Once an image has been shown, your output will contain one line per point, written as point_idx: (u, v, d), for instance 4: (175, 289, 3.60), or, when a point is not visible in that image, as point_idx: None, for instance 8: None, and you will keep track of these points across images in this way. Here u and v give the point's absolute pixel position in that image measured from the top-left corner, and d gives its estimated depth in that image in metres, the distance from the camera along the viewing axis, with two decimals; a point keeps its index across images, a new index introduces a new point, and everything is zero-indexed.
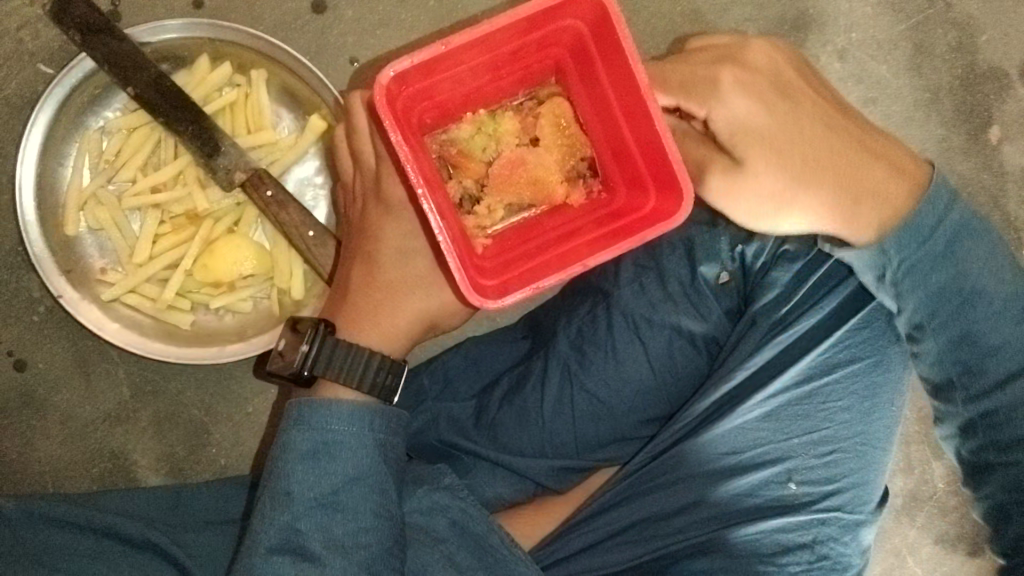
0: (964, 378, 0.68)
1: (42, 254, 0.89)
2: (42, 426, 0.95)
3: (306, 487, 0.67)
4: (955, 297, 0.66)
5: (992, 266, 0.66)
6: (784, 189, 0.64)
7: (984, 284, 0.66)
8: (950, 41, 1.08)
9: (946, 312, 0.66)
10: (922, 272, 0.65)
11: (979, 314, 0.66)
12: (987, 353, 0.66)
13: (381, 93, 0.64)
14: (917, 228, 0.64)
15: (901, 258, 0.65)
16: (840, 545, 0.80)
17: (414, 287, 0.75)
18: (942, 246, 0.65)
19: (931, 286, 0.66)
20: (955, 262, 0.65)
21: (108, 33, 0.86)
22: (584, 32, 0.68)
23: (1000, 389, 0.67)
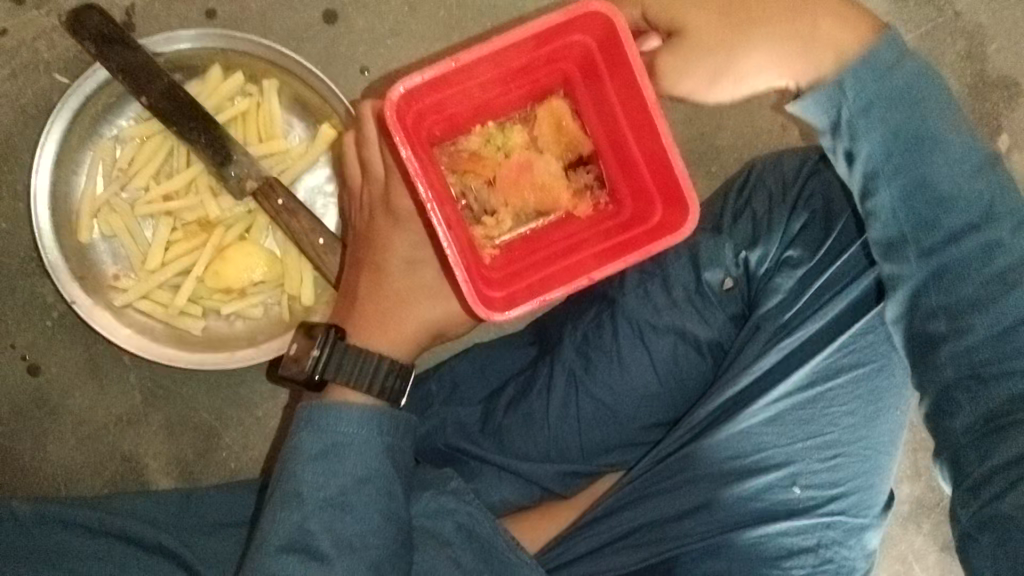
0: (919, 231, 0.62)
1: (56, 261, 0.90)
2: (55, 430, 0.96)
3: (316, 487, 0.69)
4: (910, 141, 0.61)
5: (945, 115, 0.62)
6: (730, 37, 0.64)
7: (936, 131, 0.61)
8: (958, 51, 1.09)
9: (903, 160, 0.62)
10: (880, 111, 0.61)
11: (934, 159, 0.61)
12: (943, 203, 0.61)
13: (392, 109, 0.65)
14: (873, 65, 0.61)
15: (857, 99, 0.61)
16: (845, 548, 0.81)
17: (422, 295, 0.77)
18: (897, 88, 0.61)
19: (887, 130, 0.61)
20: (910, 105, 0.61)
21: (122, 44, 0.88)
22: (592, 47, 0.70)
23: (953, 244, 0.61)
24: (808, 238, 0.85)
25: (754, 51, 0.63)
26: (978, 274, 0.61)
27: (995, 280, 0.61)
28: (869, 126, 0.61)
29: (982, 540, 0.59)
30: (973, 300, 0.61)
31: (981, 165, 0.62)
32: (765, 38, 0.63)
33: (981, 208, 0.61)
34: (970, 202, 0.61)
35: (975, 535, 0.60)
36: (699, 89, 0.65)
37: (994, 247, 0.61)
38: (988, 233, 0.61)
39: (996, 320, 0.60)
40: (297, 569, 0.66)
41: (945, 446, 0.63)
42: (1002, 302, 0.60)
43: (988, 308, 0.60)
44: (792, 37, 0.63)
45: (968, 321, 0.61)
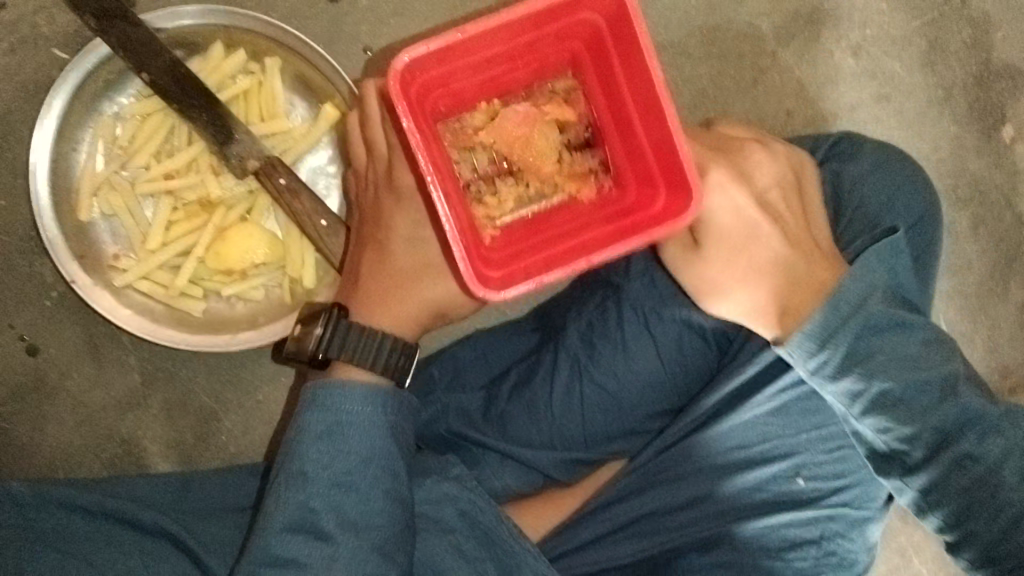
0: (903, 449, 0.64)
1: (55, 239, 0.89)
2: (53, 412, 0.95)
3: (320, 467, 0.68)
4: (870, 387, 0.64)
5: (910, 355, 0.64)
6: (724, 280, 0.70)
7: (896, 368, 0.63)
8: (964, 39, 1.08)
9: (870, 407, 0.64)
10: (844, 346, 0.64)
11: (904, 393, 0.63)
12: (916, 431, 0.63)
13: (396, 80, 0.64)
14: (826, 322, 0.64)
15: (814, 357, 0.65)
16: (847, 541, 0.80)
17: (423, 276, 0.75)
18: (852, 336, 0.64)
19: (846, 381, 0.64)
20: (868, 354, 0.64)
21: (121, 18, 0.86)
22: (601, 26, 0.68)
23: (934, 464, 0.63)
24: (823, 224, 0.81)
25: (738, 295, 0.71)
26: (960, 480, 0.63)
27: (977, 487, 0.63)
28: (837, 375, 0.64)
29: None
30: (966, 509, 0.63)
31: (944, 385, 0.63)
32: (753, 288, 0.70)
33: (951, 425, 0.63)
34: (942, 422, 0.63)
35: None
36: (694, 291, 0.73)
37: (969, 460, 0.62)
38: (961, 448, 0.62)
39: (999, 521, 0.63)
40: (302, 551, 0.65)
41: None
42: (995, 504, 0.63)
43: (983, 512, 0.63)
44: (779, 290, 0.69)
45: (971, 525, 0.64)
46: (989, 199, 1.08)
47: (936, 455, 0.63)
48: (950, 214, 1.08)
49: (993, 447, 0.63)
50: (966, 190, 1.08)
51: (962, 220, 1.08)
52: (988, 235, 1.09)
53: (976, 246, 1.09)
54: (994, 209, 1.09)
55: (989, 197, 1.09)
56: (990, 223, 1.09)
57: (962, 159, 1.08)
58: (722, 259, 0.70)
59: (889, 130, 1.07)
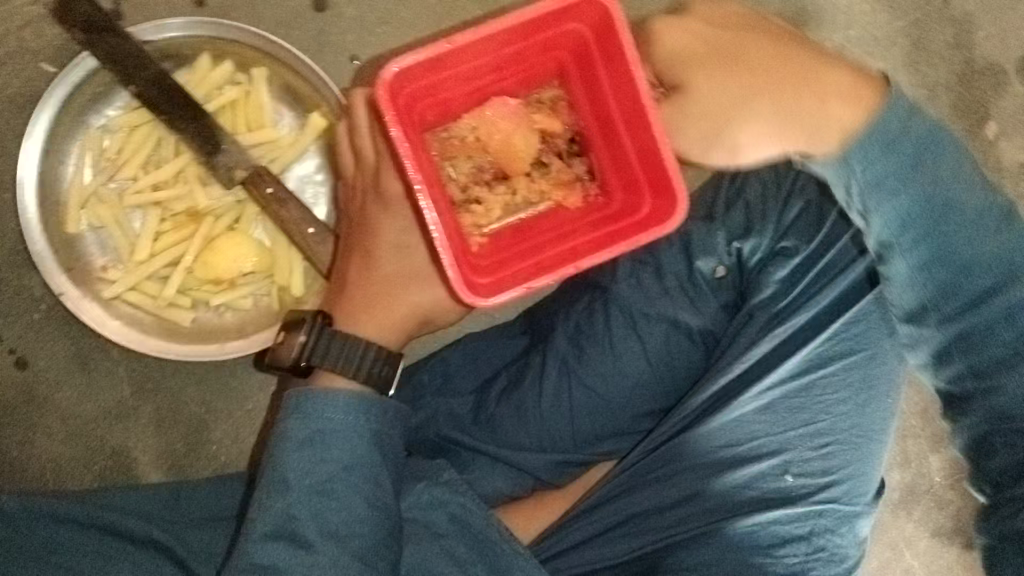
0: (941, 300, 0.62)
1: (44, 252, 0.90)
2: (43, 424, 0.95)
3: (301, 475, 0.68)
4: (928, 211, 0.59)
5: (956, 174, 0.60)
6: (730, 107, 0.61)
7: (947, 196, 0.59)
8: (947, 39, 1.09)
9: (918, 234, 0.60)
10: (893, 185, 0.58)
11: (952, 227, 0.60)
12: (966, 271, 0.61)
13: (384, 90, 0.65)
14: (885, 136, 0.58)
15: (868, 173, 0.58)
16: (836, 536, 0.81)
17: (409, 281, 0.76)
18: (912, 150, 0.58)
19: (904, 201, 0.59)
20: (925, 168, 0.59)
21: (110, 32, 0.87)
22: (587, 37, 0.69)
23: (975, 311, 0.62)
24: (801, 228, 0.85)
25: (756, 123, 0.60)
26: (1005, 331, 0.62)
27: (1017, 341, 0.63)
28: (891, 193, 0.58)
29: (1005, 550, 0.66)
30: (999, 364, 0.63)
31: (998, 223, 0.61)
32: (770, 106, 0.60)
33: (1004, 271, 0.62)
34: (991, 266, 0.61)
35: (997, 546, 0.67)
36: (695, 153, 0.64)
37: (1014, 313, 0.62)
38: (1008, 300, 0.62)
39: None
40: (282, 557, 0.66)
41: (984, 478, 0.68)
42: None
43: (1014, 368, 0.63)
44: (805, 109, 0.60)
45: (997, 382, 0.64)
46: None
47: (981, 304, 0.62)
48: None
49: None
50: None
51: None
52: None
53: None
54: None
55: None
56: None
57: None
58: (716, 85, 0.62)
59: None
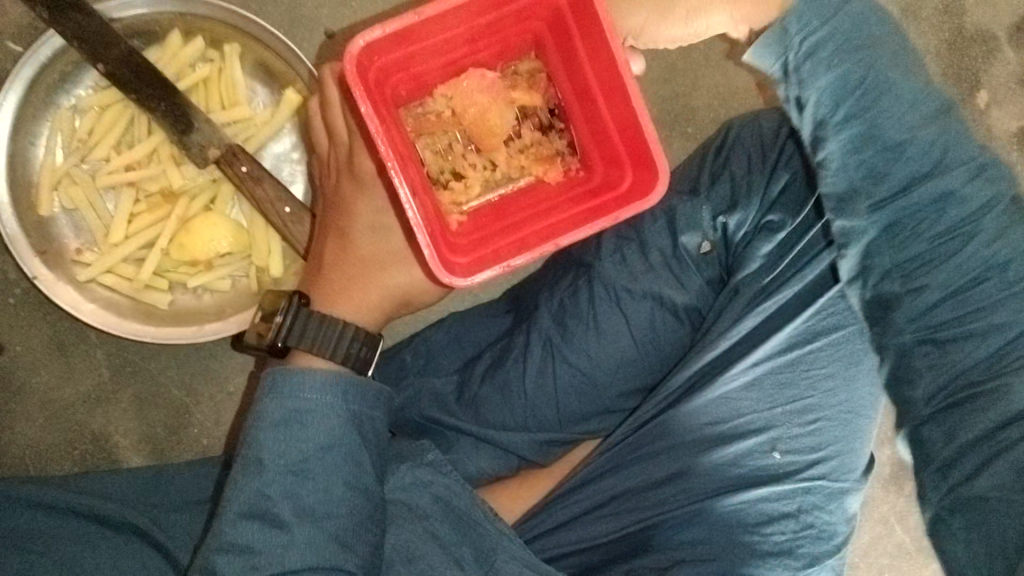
0: (867, 183, 0.56)
1: (17, 235, 0.87)
2: (22, 410, 0.94)
3: (275, 454, 0.67)
4: (864, 84, 0.55)
5: (903, 56, 0.56)
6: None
7: (884, 69, 0.55)
8: (936, 6, 1.08)
9: (853, 111, 0.55)
10: (825, 53, 0.55)
11: (888, 103, 0.54)
12: (895, 152, 0.55)
13: (352, 63, 0.62)
14: (819, 2, 0.55)
15: (808, 40, 0.55)
16: (825, 513, 0.80)
17: (388, 262, 0.74)
18: (845, 26, 0.55)
19: (841, 70, 0.55)
20: (865, 46, 0.55)
21: (76, 9, 0.84)
22: (562, 6, 0.67)
23: (908, 194, 0.55)
24: (789, 201, 0.83)
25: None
26: (933, 221, 0.55)
27: (945, 236, 0.55)
28: (828, 64, 0.55)
29: (954, 522, 0.57)
30: (925, 258, 0.56)
31: (936, 110, 0.55)
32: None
33: (934, 157, 0.55)
34: (924, 151, 0.55)
35: (946, 519, 0.57)
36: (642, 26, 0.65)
37: (951, 198, 0.55)
38: (940, 184, 0.55)
39: (956, 276, 0.55)
40: (258, 538, 0.64)
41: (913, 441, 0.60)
42: (962, 255, 0.55)
43: (940, 268, 0.55)
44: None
45: (921, 281, 0.56)
46: None
47: (906, 193, 0.55)
48: None
49: (977, 190, 0.55)
50: None
51: None
52: None
53: None
54: None
55: None
56: None
57: None
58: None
59: None
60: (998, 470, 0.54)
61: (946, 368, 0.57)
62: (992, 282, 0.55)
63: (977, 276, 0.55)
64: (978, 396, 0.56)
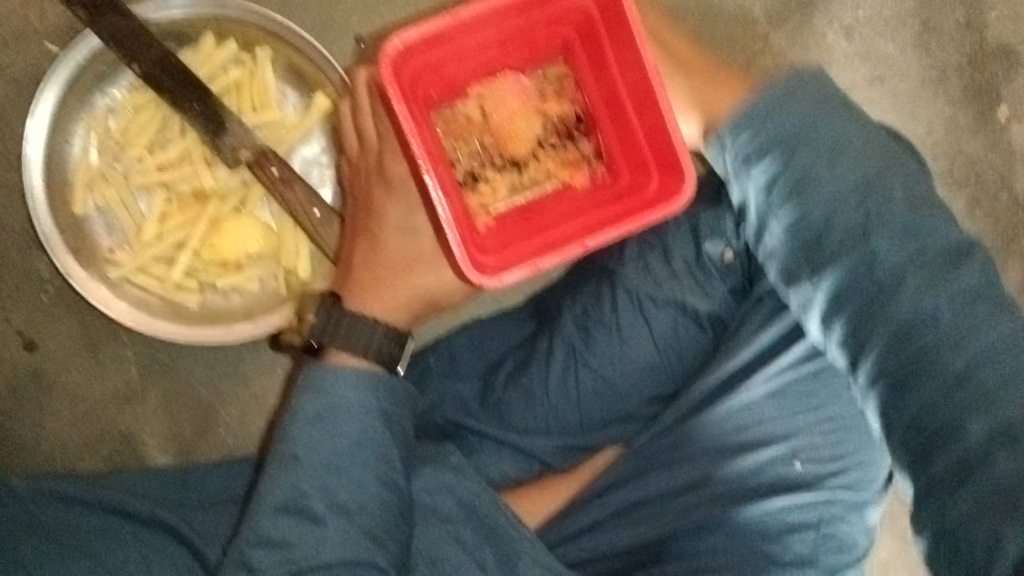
0: (806, 257, 0.61)
1: (50, 233, 0.89)
2: (51, 407, 0.95)
3: (311, 449, 0.68)
4: (791, 170, 0.60)
5: (834, 142, 0.61)
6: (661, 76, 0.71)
7: (813, 157, 0.60)
8: (959, 19, 1.09)
9: (787, 191, 0.61)
10: (755, 151, 0.62)
11: (816, 186, 0.60)
12: (827, 227, 0.60)
13: (388, 65, 0.64)
14: (752, 109, 0.62)
15: (740, 141, 0.62)
16: (847, 524, 0.80)
17: (418, 263, 0.74)
18: (771, 125, 0.61)
19: (769, 163, 0.61)
20: (790, 144, 0.61)
21: (114, 11, 0.86)
22: (592, 13, 0.69)
23: (840, 264, 0.59)
24: None
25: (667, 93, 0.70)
26: (866, 288, 0.59)
27: (877, 301, 0.59)
28: (760, 159, 0.62)
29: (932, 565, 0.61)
30: (868, 321, 0.59)
31: (868, 184, 0.59)
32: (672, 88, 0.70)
33: (862, 228, 0.59)
34: (854, 222, 0.59)
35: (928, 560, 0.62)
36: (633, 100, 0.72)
37: (876, 267, 0.59)
38: (864, 250, 0.59)
39: (895, 331, 0.58)
40: (292, 531, 0.66)
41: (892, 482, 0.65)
42: (893, 315, 0.58)
43: (882, 332, 0.59)
44: (702, 80, 0.71)
45: (867, 339, 0.60)
46: (985, 180, 1.10)
47: (839, 261, 0.59)
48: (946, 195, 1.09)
49: (901, 251, 0.59)
50: (961, 170, 1.09)
51: (958, 202, 1.09)
52: (986, 216, 1.10)
53: (974, 227, 1.09)
54: (991, 190, 1.10)
55: (985, 177, 1.10)
56: (987, 204, 1.10)
57: (957, 140, 1.09)
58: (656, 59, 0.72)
59: (883, 112, 1.08)
60: (963, 507, 0.56)
61: (912, 414, 0.59)
62: (929, 337, 0.58)
63: (914, 329, 0.58)
64: (946, 443, 0.57)
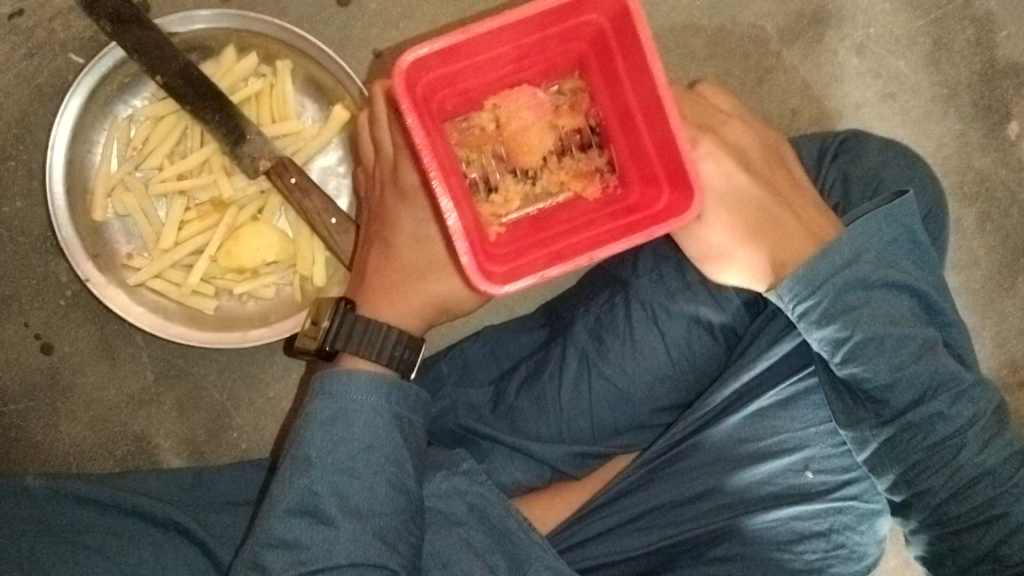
0: (871, 404, 0.69)
1: (70, 238, 0.90)
2: (67, 409, 0.97)
3: (325, 452, 0.69)
4: (854, 336, 0.66)
5: (894, 311, 0.66)
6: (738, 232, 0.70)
7: (874, 326, 0.66)
8: (968, 38, 1.11)
9: (851, 353, 0.67)
10: (818, 313, 0.66)
11: (879, 351, 0.66)
12: (890, 386, 0.67)
13: (400, 78, 0.65)
14: (811, 274, 0.65)
15: (799, 305, 0.66)
16: (857, 534, 0.80)
17: (433, 269, 0.76)
18: (838, 291, 0.66)
19: (831, 328, 0.66)
20: (856, 310, 0.65)
21: (136, 23, 0.88)
22: (605, 27, 0.69)
23: (907, 416, 0.68)
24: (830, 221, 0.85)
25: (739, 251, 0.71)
26: (924, 440, 0.68)
27: (933, 450, 0.68)
28: (820, 323, 0.66)
29: None
30: (926, 465, 0.68)
31: (923, 348, 0.67)
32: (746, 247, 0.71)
33: (922, 387, 0.67)
34: (915, 382, 0.67)
35: None
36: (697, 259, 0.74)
37: (939, 419, 0.67)
38: (931, 409, 0.67)
39: (955, 477, 0.69)
40: (304, 533, 0.67)
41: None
42: (952, 463, 0.68)
43: (938, 472, 0.69)
44: (778, 234, 0.70)
45: (926, 484, 0.69)
46: (995, 196, 1.11)
47: (897, 417, 0.68)
48: (956, 211, 1.10)
49: (962, 410, 0.68)
50: (972, 186, 1.11)
51: (968, 218, 1.11)
52: (995, 232, 1.11)
53: (982, 243, 1.11)
54: (1001, 205, 1.11)
55: (995, 194, 1.11)
56: (997, 220, 1.11)
57: (967, 156, 1.11)
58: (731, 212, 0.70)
59: (894, 128, 1.09)
60: None
61: (963, 551, 0.71)
62: (985, 484, 0.69)
63: (973, 478, 0.69)
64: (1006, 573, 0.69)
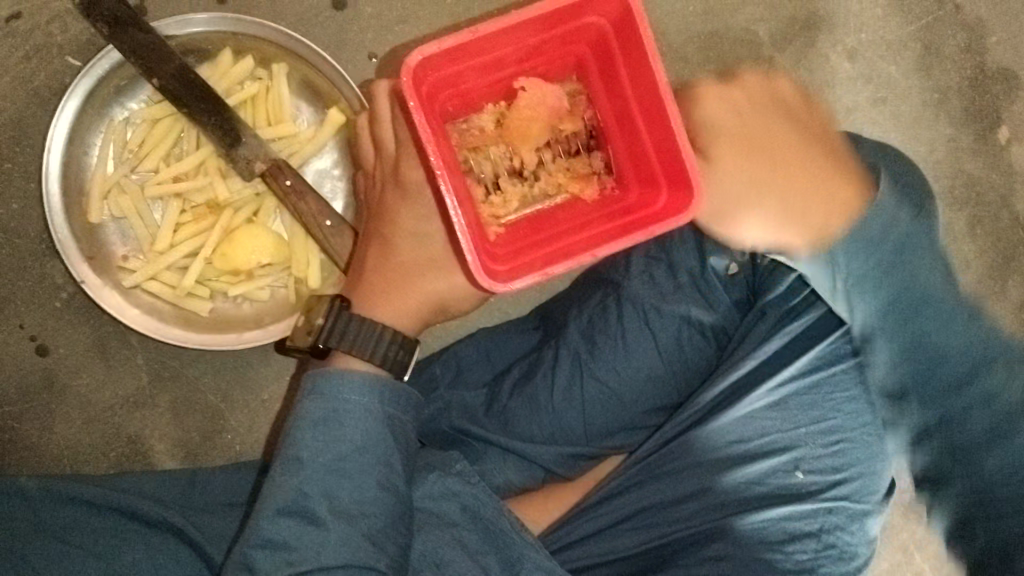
0: None
1: (66, 240, 0.91)
2: (62, 411, 0.97)
3: (315, 453, 0.69)
4: (908, 302, 0.56)
5: (942, 270, 0.57)
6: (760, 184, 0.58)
7: (930, 288, 0.56)
8: (959, 43, 1.11)
9: (900, 323, 0.56)
10: (871, 278, 0.56)
11: (935, 320, 0.56)
12: None
13: (408, 76, 0.65)
14: (856, 232, 0.56)
15: (847, 265, 0.56)
16: (847, 534, 0.82)
17: (426, 268, 0.76)
18: (887, 249, 0.56)
19: (882, 293, 0.56)
20: (905, 268, 0.56)
21: (133, 26, 0.88)
22: (606, 30, 0.71)
23: None
24: None
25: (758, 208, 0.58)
26: None
27: None
28: (869, 287, 0.56)
29: None
30: None
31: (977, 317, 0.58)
32: (769, 200, 0.58)
33: (979, 362, 0.58)
34: None
35: None
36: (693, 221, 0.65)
37: None
38: None
39: None
40: (293, 534, 0.67)
41: None
42: None
43: None
44: (811, 186, 0.57)
45: None
46: (985, 200, 1.12)
47: None
48: (947, 214, 1.11)
49: None
50: (962, 189, 1.11)
51: (960, 221, 1.11)
52: (986, 235, 1.12)
53: (973, 246, 1.12)
54: (991, 209, 1.12)
55: (985, 198, 1.12)
56: (987, 223, 1.12)
57: (958, 161, 1.11)
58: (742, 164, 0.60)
59: (885, 132, 1.10)
60: None
61: None
62: None
63: None
64: None
